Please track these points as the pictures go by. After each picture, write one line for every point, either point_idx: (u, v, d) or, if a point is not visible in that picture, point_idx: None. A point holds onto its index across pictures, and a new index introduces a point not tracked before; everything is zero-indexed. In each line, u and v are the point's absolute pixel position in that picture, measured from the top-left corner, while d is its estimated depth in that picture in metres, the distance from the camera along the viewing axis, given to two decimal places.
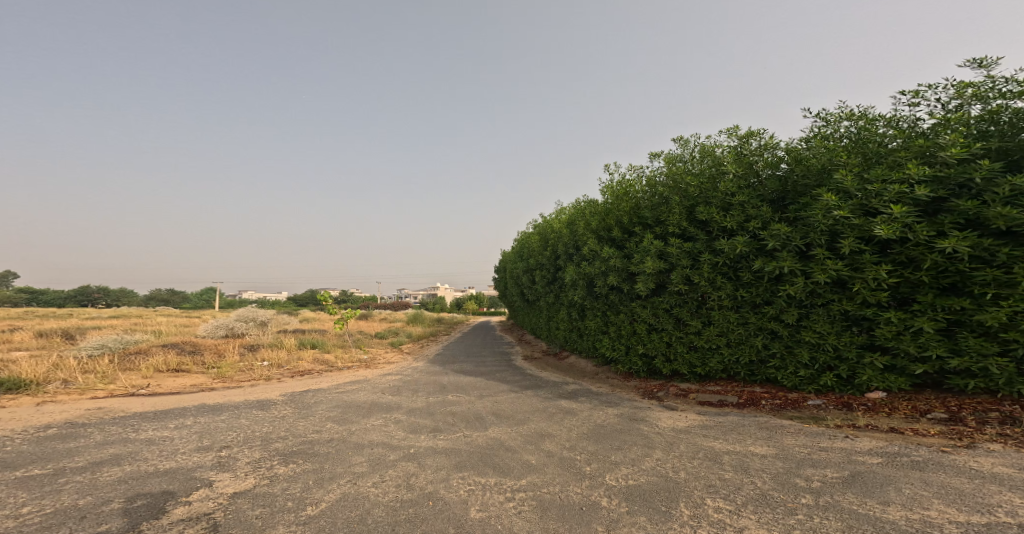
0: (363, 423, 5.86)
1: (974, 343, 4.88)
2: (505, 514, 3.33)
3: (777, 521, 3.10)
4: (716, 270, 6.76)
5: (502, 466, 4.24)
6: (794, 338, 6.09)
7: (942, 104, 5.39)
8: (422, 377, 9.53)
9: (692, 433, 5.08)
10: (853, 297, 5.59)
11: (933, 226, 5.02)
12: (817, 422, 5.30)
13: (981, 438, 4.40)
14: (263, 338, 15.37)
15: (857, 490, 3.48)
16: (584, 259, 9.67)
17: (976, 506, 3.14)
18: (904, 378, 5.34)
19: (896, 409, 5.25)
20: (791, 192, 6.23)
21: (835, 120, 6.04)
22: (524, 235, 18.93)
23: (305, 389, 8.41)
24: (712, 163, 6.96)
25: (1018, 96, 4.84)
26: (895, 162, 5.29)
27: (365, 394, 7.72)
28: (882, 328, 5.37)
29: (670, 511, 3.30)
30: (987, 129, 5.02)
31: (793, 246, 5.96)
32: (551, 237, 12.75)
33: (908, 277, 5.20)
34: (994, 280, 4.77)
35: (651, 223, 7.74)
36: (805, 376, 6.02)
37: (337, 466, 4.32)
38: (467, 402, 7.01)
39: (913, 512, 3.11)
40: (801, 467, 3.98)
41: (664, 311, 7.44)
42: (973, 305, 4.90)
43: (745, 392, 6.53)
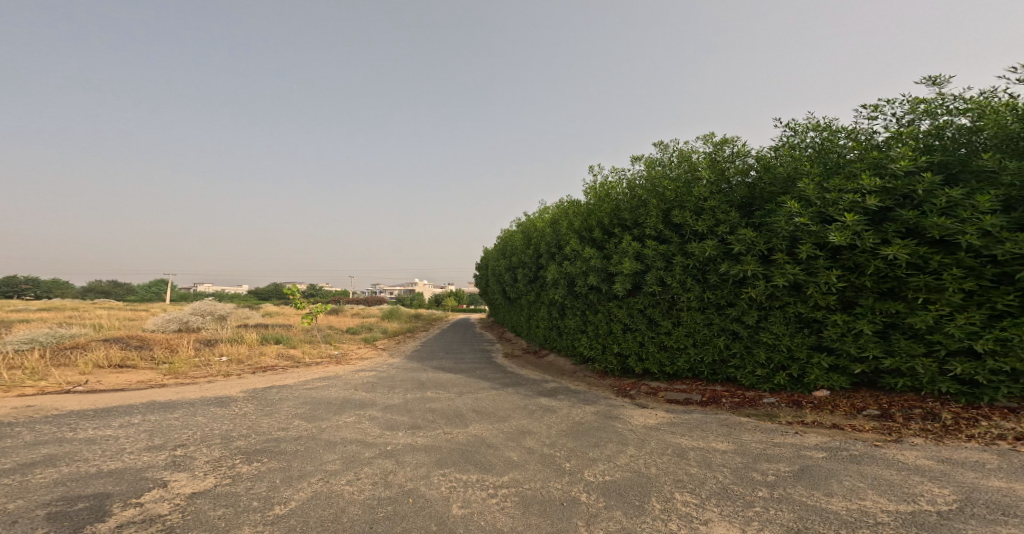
0: (335, 420, 5.72)
1: (905, 344, 5.24)
2: (488, 510, 3.34)
3: (737, 513, 3.24)
4: (687, 272, 6.95)
5: (483, 463, 4.24)
6: (752, 338, 6.38)
7: (897, 118, 5.73)
8: (397, 374, 9.35)
9: (663, 430, 5.22)
10: (806, 300, 5.90)
11: (878, 234, 5.36)
12: (770, 419, 5.56)
13: (907, 433, 4.75)
14: (219, 332, 14.79)
15: (806, 482, 3.69)
16: (566, 259, 9.74)
17: (904, 496, 3.38)
18: (845, 377, 5.71)
19: (838, 406, 5.58)
20: (758, 198, 6.50)
21: (802, 130, 6.31)
22: (506, 233, 18.82)
23: (268, 385, 8.13)
24: (688, 168, 7.15)
25: (963, 112, 5.21)
26: (851, 172, 5.61)
27: (336, 391, 7.53)
28: (830, 329, 5.71)
29: (643, 506, 3.39)
30: (933, 143, 5.39)
31: (759, 250, 6.21)
32: (533, 236, 12.78)
33: (854, 281, 5.55)
34: (926, 285, 5.16)
35: (630, 225, 7.88)
36: (761, 375, 6.31)
37: (306, 464, 4.21)
38: (446, 399, 6.97)
39: (852, 502, 3.32)
40: (757, 462, 4.17)
41: (638, 311, 7.63)
42: (906, 308, 5.27)
43: (708, 391, 6.78)
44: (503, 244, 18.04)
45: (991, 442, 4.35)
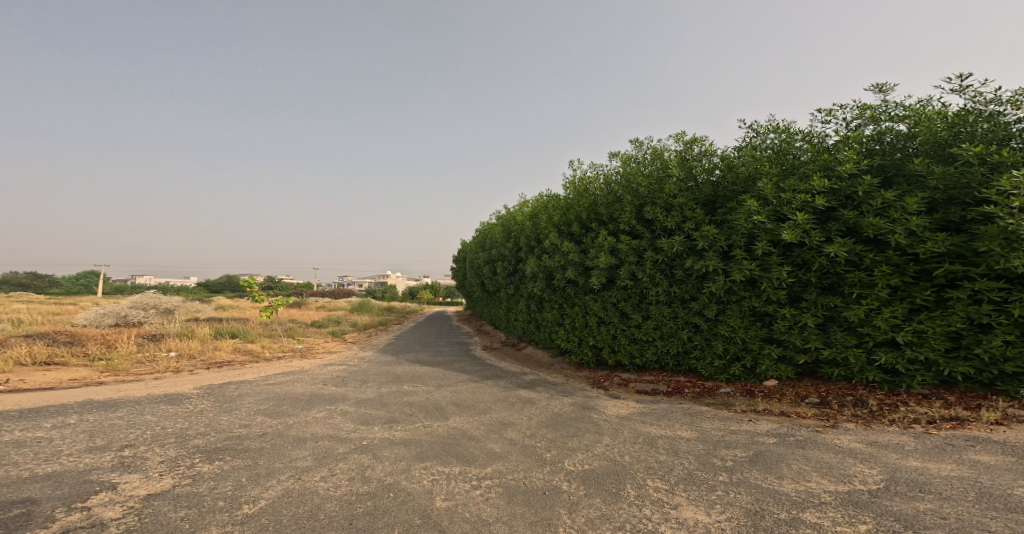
0: (303, 416, 5.56)
1: (841, 336, 5.66)
2: (473, 502, 3.34)
3: (703, 497, 3.38)
4: (656, 267, 7.13)
5: (465, 455, 4.24)
6: (712, 331, 6.65)
7: (846, 122, 6.06)
8: (369, 368, 9.17)
9: (634, 420, 5.38)
10: (760, 295, 6.20)
11: (823, 232, 5.69)
12: (726, 408, 5.83)
13: (842, 418, 5.11)
14: (166, 326, 14.01)
15: (761, 466, 3.90)
16: (544, 252, 9.74)
17: (841, 477, 3.64)
18: (791, 367, 6.08)
19: (784, 395, 5.94)
20: (721, 196, 6.74)
21: (764, 132, 6.58)
22: (486, 225, 18.65)
23: (225, 381, 7.78)
24: (660, 166, 7.30)
25: (901, 119, 5.58)
26: (805, 173, 5.91)
27: (303, 386, 7.30)
28: (780, 322, 6.04)
29: (620, 492, 3.49)
30: (874, 147, 5.74)
31: (721, 247, 6.46)
32: (513, 229, 12.74)
33: (801, 277, 5.88)
34: (860, 281, 5.56)
35: (606, 220, 7.98)
36: (719, 366, 6.60)
37: (274, 462, 4.07)
38: (423, 392, 6.89)
39: (800, 484, 3.54)
40: (717, 448, 4.38)
41: (612, 305, 7.79)
42: (842, 303, 5.68)
43: (672, 381, 7.02)
44: (482, 237, 17.89)
45: (908, 425, 4.75)
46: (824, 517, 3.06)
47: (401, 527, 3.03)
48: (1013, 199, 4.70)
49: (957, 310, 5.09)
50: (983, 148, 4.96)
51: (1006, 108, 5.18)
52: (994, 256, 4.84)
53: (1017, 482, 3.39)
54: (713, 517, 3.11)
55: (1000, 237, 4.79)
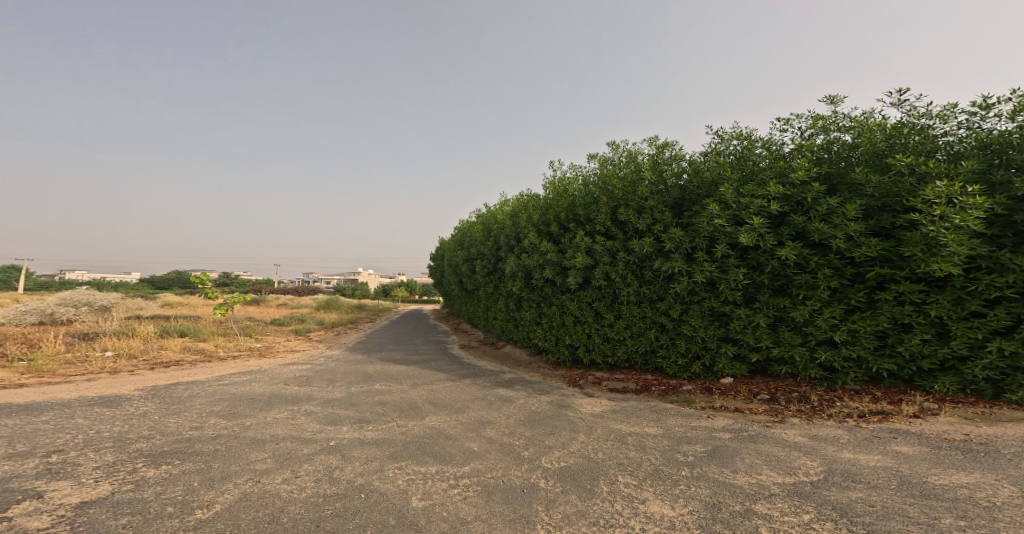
0: (262, 417, 5.33)
1: (788, 335, 5.99)
2: (451, 501, 3.32)
3: (667, 491, 3.49)
4: (628, 267, 7.28)
5: (443, 454, 4.20)
6: (676, 330, 6.87)
7: (801, 132, 6.38)
8: (337, 367, 8.92)
9: (607, 418, 5.48)
10: (719, 296, 6.46)
11: (776, 236, 6.00)
12: (688, 404, 6.05)
13: (788, 413, 5.40)
14: (102, 325, 13.11)
15: (718, 461, 4.08)
16: (523, 251, 9.66)
17: (787, 469, 3.86)
18: (745, 365, 6.38)
19: (738, 392, 6.22)
20: (687, 200, 6.96)
21: (727, 138, 6.84)
22: (465, 224, 18.47)
23: (172, 382, 7.36)
24: (634, 169, 7.46)
25: (847, 130, 5.95)
26: (762, 180, 6.20)
27: (260, 386, 7.00)
28: (736, 322, 6.31)
29: (594, 488, 3.55)
30: (823, 156, 6.09)
31: (686, 249, 6.66)
32: (493, 228, 12.65)
33: (756, 279, 6.18)
34: (806, 283, 5.91)
35: (584, 221, 8.05)
36: (682, 364, 6.83)
37: (230, 464, 3.90)
38: (397, 391, 6.77)
39: (752, 477, 3.72)
40: (680, 444, 4.53)
41: (587, 304, 7.88)
42: (791, 304, 6.00)
43: (641, 379, 7.21)
44: (462, 235, 17.68)
45: (843, 419, 5.08)
46: (772, 508, 3.22)
47: (373, 527, 2.97)
48: (934, 207, 5.03)
49: (884, 311, 5.48)
50: (912, 159, 5.33)
51: (935, 122, 5.61)
52: (917, 261, 5.23)
53: (934, 470, 3.69)
54: (678, 511, 3.21)
55: (922, 243, 5.15)
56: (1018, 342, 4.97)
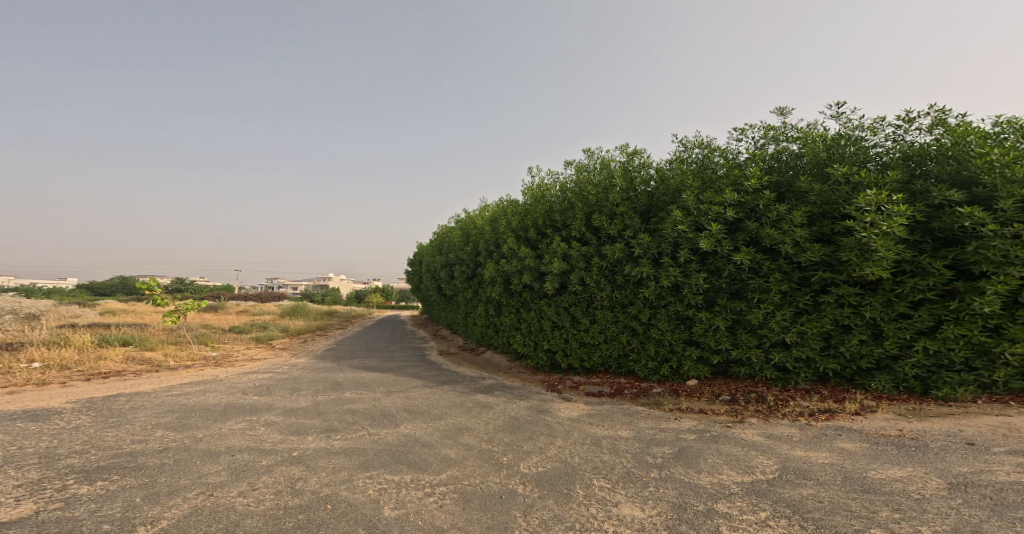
0: (216, 428, 5.09)
1: (745, 337, 6.25)
2: (426, 509, 3.25)
3: (638, 493, 3.55)
4: (601, 273, 7.39)
5: (418, 462, 4.11)
6: (645, 334, 7.02)
7: (753, 142, 6.67)
8: (302, 375, 8.62)
9: (583, 422, 5.53)
10: (683, 300, 6.66)
11: (732, 242, 6.26)
12: (657, 406, 6.19)
13: (747, 414, 5.61)
14: (34, 332, 12.20)
15: (684, 462, 4.18)
16: (502, 257, 9.59)
17: (747, 468, 4.00)
18: (707, 367, 6.60)
19: (703, 394, 6.42)
20: (655, 206, 7.15)
21: (690, 147, 7.08)
22: (444, 229, 18.31)
23: (111, 393, 6.90)
24: (607, 176, 7.60)
25: (794, 140, 6.26)
26: (719, 188, 6.46)
27: (215, 396, 6.68)
28: (698, 325, 6.51)
29: (570, 493, 3.56)
30: (773, 165, 6.39)
31: (653, 254, 6.83)
32: (472, 233, 12.56)
33: (715, 283, 6.40)
34: (759, 287, 6.16)
35: (560, 226, 8.12)
36: (651, 367, 6.99)
37: (178, 478, 3.69)
38: (369, 399, 6.61)
39: (714, 477, 3.84)
40: (650, 446, 4.62)
41: (564, 310, 7.94)
42: (746, 307, 6.26)
43: (616, 383, 7.31)
44: (440, 240, 17.47)
45: (796, 418, 5.33)
46: (733, 507, 3.32)
47: None
48: (866, 215, 5.37)
49: (827, 312, 5.82)
50: (848, 169, 5.67)
51: (867, 133, 5.98)
52: (853, 265, 5.55)
53: (873, 465, 3.91)
54: (648, 512, 3.27)
55: (856, 248, 5.48)
56: (940, 341, 5.35)
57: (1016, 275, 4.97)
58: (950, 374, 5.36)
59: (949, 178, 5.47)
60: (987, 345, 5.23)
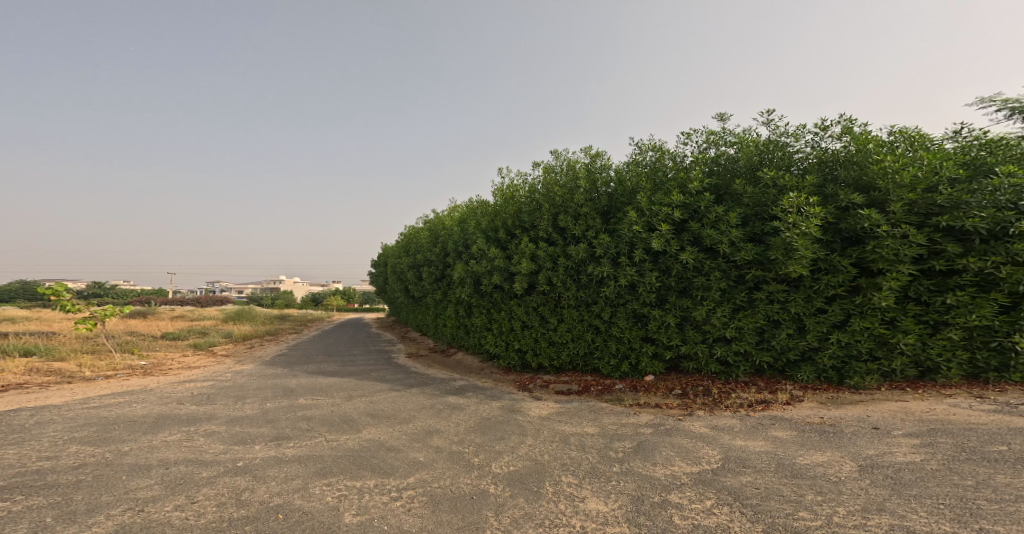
0: (145, 440, 4.76)
1: (692, 333, 6.54)
2: (393, 513, 3.19)
3: (603, 488, 3.64)
4: (567, 273, 7.48)
5: (382, 467, 4.02)
6: (607, 332, 7.19)
7: (697, 146, 6.98)
8: (247, 383, 8.21)
9: (553, 420, 5.59)
10: (639, 298, 6.87)
11: (679, 242, 6.53)
12: (619, 402, 6.35)
13: (695, 406, 5.87)
14: None
15: (642, 455, 4.32)
16: (472, 258, 9.39)
17: (694, 459, 4.19)
18: (660, 363, 6.87)
19: (658, 388, 6.66)
20: (613, 207, 7.33)
21: (644, 149, 7.32)
22: (410, 230, 18.01)
23: (14, 408, 6.27)
24: (572, 177, 7.71)
25: (731, 145, 6.60)
26: (667, 190, 6.73)
27: (144, 407, 6.25)
28: (653, 323, 6.75)
29: (541, 490, 3.59)
30: (713, 169, 6.70)
31: (613, 254, 6.99)
32: (441, 234, 12.37)
33: (665, 281, 6.65)
34: (702, 285, 6.46)
35: (528, 227, 8.16)
36: (614, 364, 7.17)
37: (101, 495, 3.45)
38: (327, 405, 6.40)
39: (669, 468, 3.99)
40: (612, 442, 4.74)
41: (533, 310, 7.99)
42: (692, 304, 6.55)
43: (583, 381, 7.43)
44: (406, 241, 17.17)
45: (736, 409, 5.63)
46: (683, 496, 3.47)
47: None
48: (789, 216, 5.78)
49: (760, 308, 6.23)
50: (775, 173, 6.06)
51: (791, 140, 6.39)
52: (779, 263, 5.95)
53: (799, 451, 4.20)
54: (611, 506, 3.35)
55: (782, 247, 5.87)
56: (850, 333, 5.88)
57: (904, 272, 5.58)
58: (857, 365, 5.90)
59: (853, 182, 5.97)
60: (886, 337, 5.79)
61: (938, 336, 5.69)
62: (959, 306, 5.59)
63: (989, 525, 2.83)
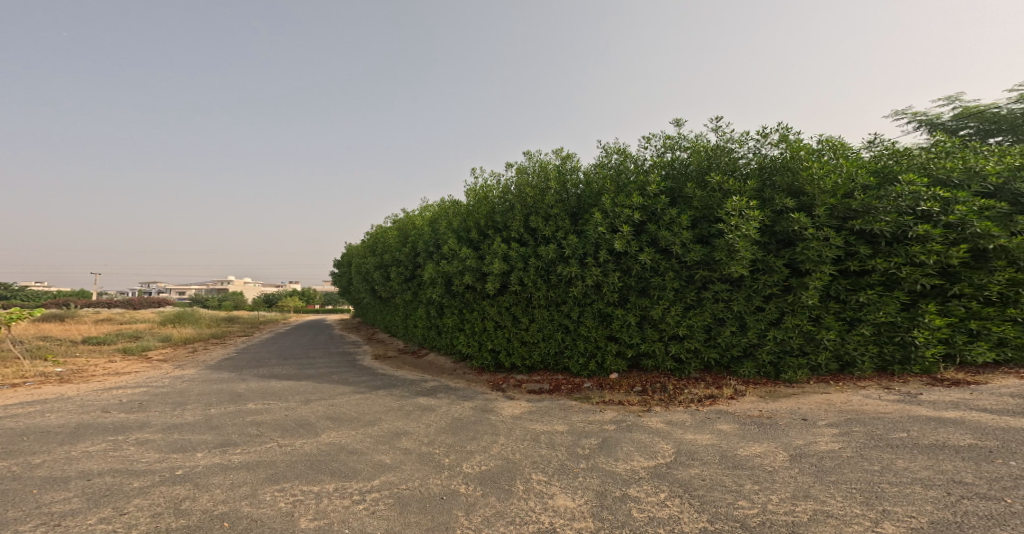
0: (63, 452, 4.45)
1: (649, 332, 6.76)
2: (356, 517, 3.13)
3: (572, 484, 3.70)
4: (538, 273, 7.54)
5: (343, 470, 3.93)
6: (576, 331, 7.30)
7: (656, 150, 7.20)
8: (187, 389, 7.80)
9: (525, 418, 5.63)
10: (605, 298, 7.01)
11: (639, 242, 6.72)
12: (587, 400, 6.46)
13: (654, 402, 6.06)
14: None
15: (606, 451, 4.42)
16: (443, 258, 9.29)
17: (649, 453, 4.33)
18: (622, 360, 7.06)
19: (621, 385, 6.83)
20: (581, 208, 7.45)
21: (610, 152, 7.48)
22: (376, 229, 17.64)
23: None
24: (543, 178, 7.77)
25: (685, 149, 6.85)
26: (628, 192, 6.91)
27: (60, 417, 5.82)
28: (617, 322, 6.91)
29: (512, 488, 3.61)
30: (669, 172, 6.91)
31: (580, 255, 7.10)
32: (411, 234, 12.19)
33: (627, 282, 6.83)
34: (658, 284, 6.68)
35: (501, 227, 8.15)
36: (582, 363, 7.28)
37: (11, 511, 3.21)
38: (280, 409, 6.18)
39: (630, 463, 4.10)
40: (581, 439, 4.82)
41: (506, 309, 7.98)
42: (650, 303, 6.75)
43: (555, 380, 7.50)
44: (372, 241, 16.82)
45: (688, 404, 5.86)
46: (641, 490, 3.57)
47: None
48: (732, 218, 6.07)
49: (707, 307, 6.49)
50: (720, 178, 6.34)
51: (736, 146, 6.69)
52: (723, 264, 6.24)
53: (740, 443, 4.42)
54: (578, 502, 3.40)
55: (726, 248, 6.16)
56: (783, 330, 6.26)
57: (827, 272, 6.00)
58: (791, 360, 6.27)
59: (787, 186, 6.34)
60: (813, 333, 6.20)
61: (853, 332, 6.15)
62: (870, 303, 6.08)
63: (889, 506, 3.06)
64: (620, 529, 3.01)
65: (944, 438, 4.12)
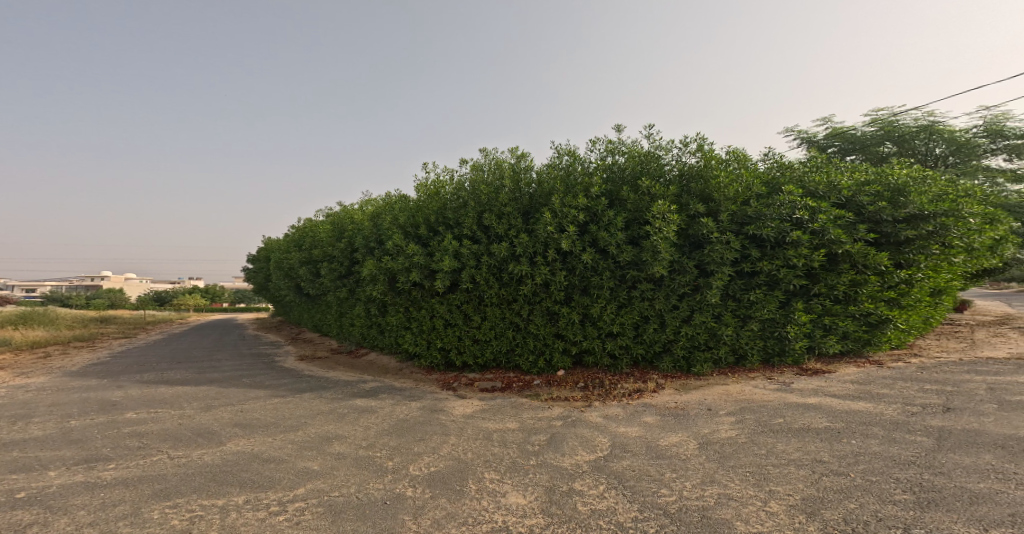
0: None
1: (586, 330, 6.99)
2: (279, 529, 2.95)
3: (524, 481, 3.71)
4: (491, 271, 7.50)
5: (255, 480, 3.69)
6: (524, 330, 7.39)
7: (598, 153, 7.43)
8: (45, 400, 6.91)
9: (477, 418, 5.57)
10: (552, 297, 7.13)
11: (585, 241, 6.88)
12: (535, 397, 6.52)
13: (593, 398, 6.24)
14: None
15: (554, 447, 4.48)
16: (386, 254, 8.95)
17: (591, 447, 4.45)
18: (567, 357, 7.25)
19: (564, 382, 6.99)
20: (532, 206, 7.52)
21: (562, 153, 7.60)
22: (303, 223, 16.68)
23: None
24: (499, 176, 7.77)
25: (622, 153, 7.13)
26: (574, 192, 7.07)
27: None
28: (564, 321, 7.07)
29: (463, 489, 3.56)
30: (609, 176, 7.14)
31: (531, 254, 7.16)
32: (347, 228, 11.68)
33: (571, 281, 6.99)
34: (593, 285, 6.89)
35: (452, 224, 8.02)
36: (532, 361, 7.36)
37: None
38: (174, 418, 5.69)
39: (575, 458, 4.20)
40: (530, 435, 4.86)
41: (456, 307, 7.88)
42: (588, 302, 6.96)
43: (506, 378, 7.53)
44: (299, 236, 15.86)
45: (621, 398, 6.10)
46: (587, 483, 3.66)
47: None
48: (658, 221, 6.42)
49: (636, 306, 6.79)
50: (650, 183, 6.68)
51: (664, 153, 7.05)
52: (649, 265, 6.56)
53: (661, 434, 4.65)
54: (529, 498, 3.42)
55: (652, 250, 6.47)
56: (693, 327, 6.68)
57: (726, 273, 6.46)
58: (699, 354, 6.75)
59: (700, 192, 6.79)
60: (716, 329, 6.68)
61: (745, 327, 6.71)
62: (758, 302, 6.63)
63: (776, 486, 3.34)
64: (569, 522, 3.06)
65: (807, 422, 4.59)
